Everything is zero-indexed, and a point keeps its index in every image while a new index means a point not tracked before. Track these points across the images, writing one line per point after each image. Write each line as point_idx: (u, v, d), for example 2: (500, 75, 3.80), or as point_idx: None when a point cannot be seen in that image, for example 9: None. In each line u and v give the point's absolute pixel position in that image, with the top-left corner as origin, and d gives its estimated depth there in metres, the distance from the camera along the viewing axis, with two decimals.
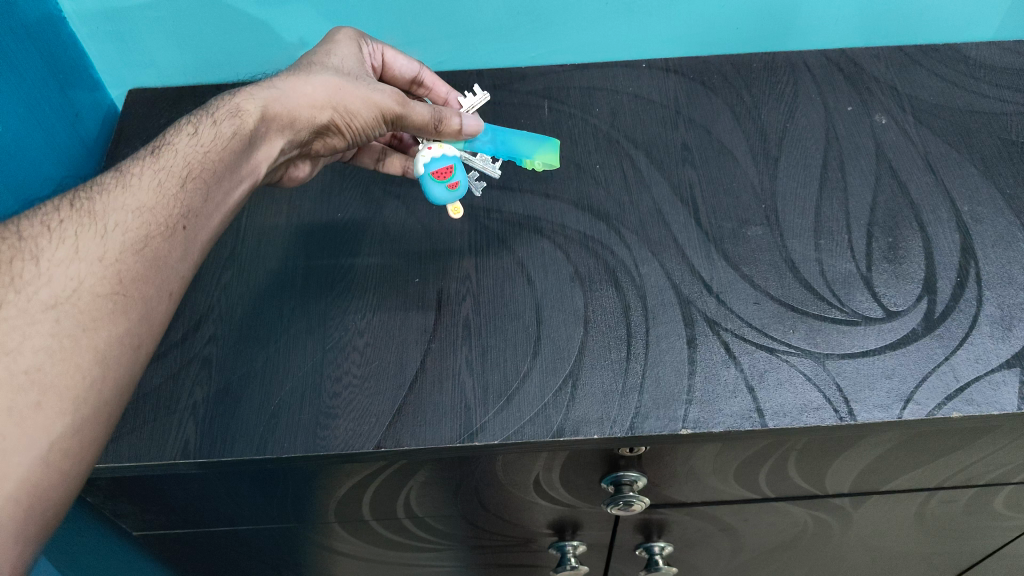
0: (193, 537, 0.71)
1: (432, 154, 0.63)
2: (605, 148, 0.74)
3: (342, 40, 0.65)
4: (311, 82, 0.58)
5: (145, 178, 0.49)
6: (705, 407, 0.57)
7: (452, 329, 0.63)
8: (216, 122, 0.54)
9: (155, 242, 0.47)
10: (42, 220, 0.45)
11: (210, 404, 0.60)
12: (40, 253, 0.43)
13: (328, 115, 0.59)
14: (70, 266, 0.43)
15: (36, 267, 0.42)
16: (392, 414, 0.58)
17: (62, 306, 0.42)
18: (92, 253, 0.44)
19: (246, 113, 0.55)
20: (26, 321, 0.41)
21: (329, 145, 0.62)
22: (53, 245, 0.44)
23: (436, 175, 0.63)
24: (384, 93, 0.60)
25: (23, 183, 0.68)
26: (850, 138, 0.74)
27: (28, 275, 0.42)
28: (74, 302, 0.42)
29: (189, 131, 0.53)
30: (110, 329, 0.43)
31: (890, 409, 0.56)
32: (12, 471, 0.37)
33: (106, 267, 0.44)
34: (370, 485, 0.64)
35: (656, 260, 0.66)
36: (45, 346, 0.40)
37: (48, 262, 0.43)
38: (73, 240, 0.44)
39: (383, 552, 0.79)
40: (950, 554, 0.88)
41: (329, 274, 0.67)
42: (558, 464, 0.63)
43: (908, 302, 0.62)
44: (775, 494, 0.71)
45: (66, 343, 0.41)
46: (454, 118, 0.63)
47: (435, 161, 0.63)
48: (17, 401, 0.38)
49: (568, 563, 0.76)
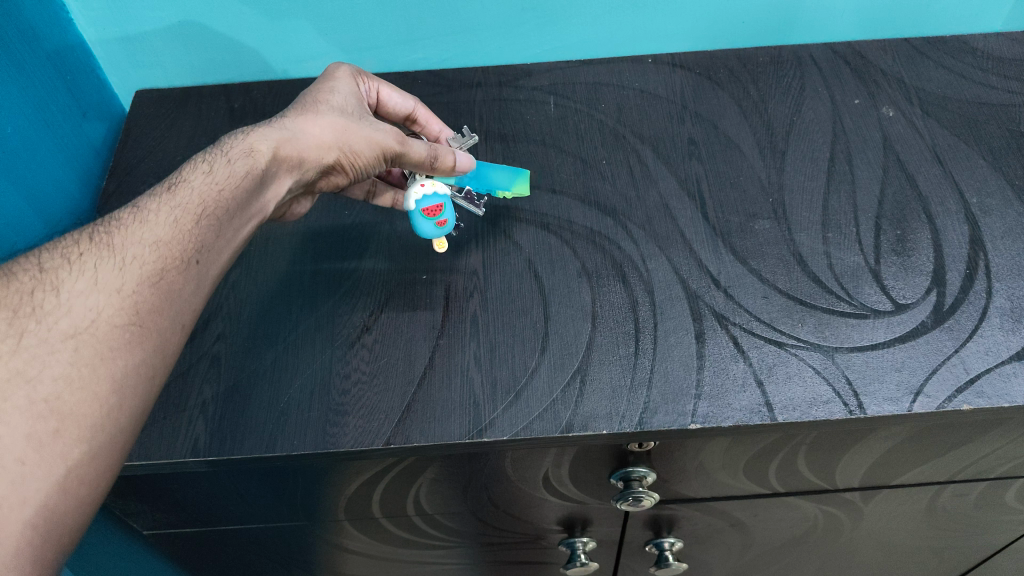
0: (204, 536, 0.72)
1: (423, 190, 0.63)
2: (611, 144, 0.74)
3: (341, 76, 0.65)
4: (318, 123, 0.59)
5: (162, 214, 0.49)
6: (714, 401, 0.57)
7: (460, 326, 0.63)
8: (229, 161, 0.54)
9: (170, 276, 0.47)
10: (62, 253, 0.46)
11: (219, 403, 0.60)
12: (60, 284, 0.43)
13: (335, 155, 0.59)
14: (89, 297, 0.43)
15: (56, 297, 0.43)
16: (401, 411, 0.58)
17: (82, 336, 0.42)
18: (111, 285, 0.44)
19: (259, 153, 0.55)
20: (46, 350, 0.41)
21: (331, 184, 0.62)
22: (73, 277, 0.44)
23: (426, 212, 0.63)
24: (386, 133, 0.61)
25: (36, 189, 0.69)
26: (857, 130, 0.73)
27: (49, 305, 0.42)
28: (92, 331, 0.42)
29: (204, 169, 0.53)
30: (127, 358, 0.43)
31: (899, 402, 0.56)
32: (32, 496, 0.37)
33: (124, 298, 0.44)
34: (379, 482, 0.65)
35: (663, 255, 0.66)
36: (64, 375, 0.40)
37: (69, 293, 0.43)
38: (92, 272, 0.44)
39: (393, 551, 0.79)
40: (961, 548, 0.88)
41: (336, 275, 0.67)
42: (567, 459, 0.63)
43: (917, 294, 0.62)
44: (783, 488, 0.71)
45: (84, 371, 0.41)
46: (449, 156, 0.63)
47: (426, 199, 0.63)
48: (37, 427, 0.39)
49: (579, 560, 0.77)
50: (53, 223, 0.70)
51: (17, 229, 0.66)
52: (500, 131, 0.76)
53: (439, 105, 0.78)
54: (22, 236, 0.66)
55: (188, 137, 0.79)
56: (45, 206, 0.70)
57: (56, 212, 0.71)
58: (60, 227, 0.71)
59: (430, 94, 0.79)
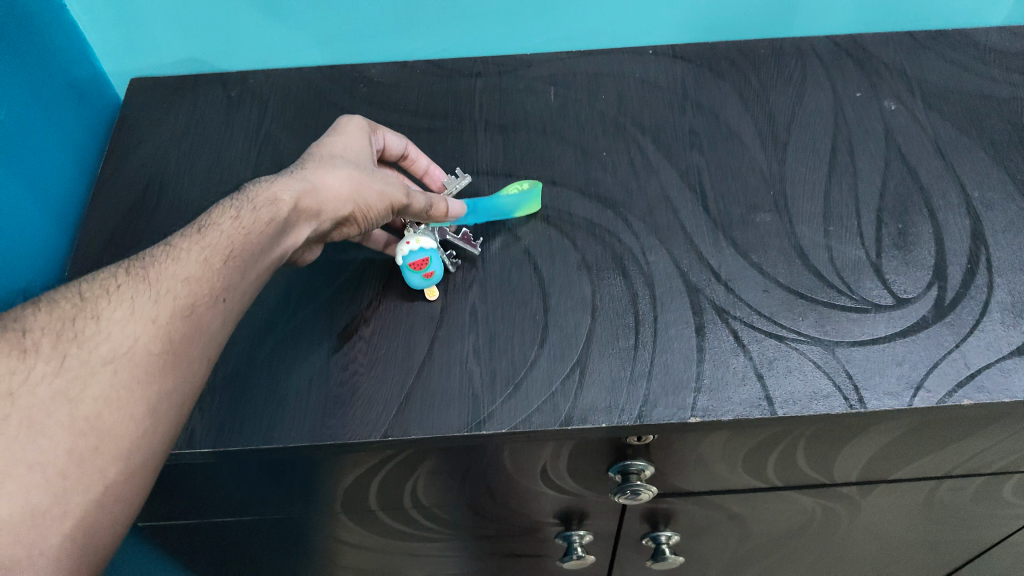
0: (200, 527, 0.71)
1: (409, 246, 0.61)
2: (611, 136, 0.73)
3: (353, 131, 0.64)
4: (336, 175, 0.58)
5: (193, 253, 0.49)
6: (714, 394, 0.57)
7: (459, 318, 0.62)
8: (255, 206, 0.53)
9: (201, 311, 0.46)
10: (100, 284, 0.45)
11: (216, 393, 0.59)
12: (100, 312, 0.43)
13: (349, 209, 0.57)
14: (128, 325, 0.43)
15: (96, 324, 0.42)
16: (399, 403, 0.58)
17: (120, 360, 0.41)
18: (147, 314, 0.44)
19: (282, 201, 0.54)
20: (87, 372, 0.40)
21: (341, 236, 0.60)
22: (109, 306, 0.43)
23: (413, 267, 0.61)
24: (396, 187, 0.60)
25: (30, 177, 0.68)
26: (859, 123, 0.73)
27: (89, 332, 0.42)
28: (130, 358, 0.42)
29: (232, 212, 0.52)
30: (161, 385, 0.42)
31: (900, 396, 0.56)
32: (72, 510, 0.37)
33: (159, 327, 0.43)
34: (377, 474, 0.64)
35: (664, 247, 0.65)
36: (104, 396, 0.40)
37: (108, 321, 0.42)
38: (130, 302, 0.44)
39: (389, 543, 0.79)
40: (956, 542, 0.89)
41: (334, 265, 0.66)
42: (565, 452, 0.62)
43: (918, 289, 0.61)
44: (781, 482, 0.71)
45: (122, 394, 0.40)
46: (442, 203, 0.63)
47: (413, 254, 0.60)
48: (78, 444, 0.38)
49: (575, 552, 0.76)
50: (54, 215, 0.70)
51: (19, 223, 0.65)
52: (500, 122, 0.75)
53: (437, 94, 0.78)
54: (24, 229, 0.66)
55: (184, 127, 0.78)
56: (40, 194, 0.69)
57: (55, 203, 0.70)
58: (61, 219, 0.71)
59: (428, 83, 0.79)
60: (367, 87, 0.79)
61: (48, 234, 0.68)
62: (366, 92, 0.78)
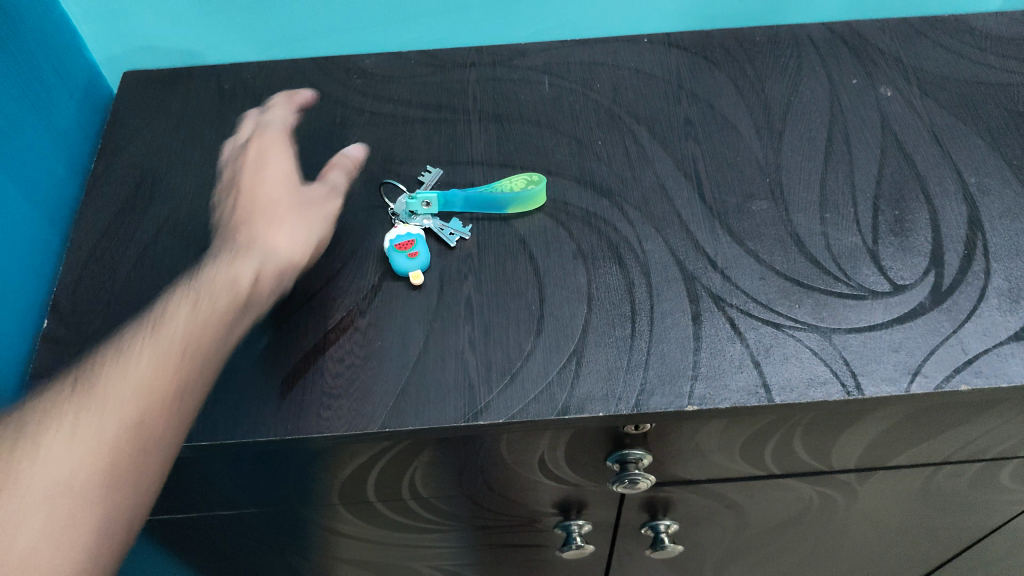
0: (199, 521, 0.71)
1: (396, 231, 0.65)
2: (606, 125, 0.73)
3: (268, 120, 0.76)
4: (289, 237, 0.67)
5: (142, 360, 0.61)
6: (711, 382, 0.57)
7: (455, 309, 0.62)
8: (213, 295, 0.64)
9: (156, 424, 0.58)
10: (51, 399, 0.59)
11: (213, 386, 0.59)
12: (43, 437, 0.58)
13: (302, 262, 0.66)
14: (61, 457, 0.57)
15: (35, 453, 0.57)
16: (396, 394, 0.57)
17: (61, 493, 0.57)
18: (82, 437, 0.58)
19: (240, 279, 0.64)
20: (32, 499, 0.56)
21: None
22: (55, 433, 0.58)
23: (397, 248, 0.64)
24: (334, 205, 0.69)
25: (21, 172, 0.67)
26: (855, 110, 0.73)
27: (25, 467, 0.56)
28: (68, 490, 0.57)
29: (191, 301, 0.64)
30: (116, 495, 0.58)
31: (897, 382, 0.56)
32: None
33: (93, 443, 0.58)
34: (376, 466, 0.64)
35: (660, 236, 0.65)
36: (46, 528, 0.56)
37: (49, 443, 0.57)
38: (70, 427, 0.58)
39: (389, 534, 0.79)
40: (954, 528, 0.89)
41: (329, 257, 0.66)
42: (563, 441, 0.62)
43: (915, 275, 0.61)
44: (779, 469, 0.71)
45: (72, 519, 0.57)
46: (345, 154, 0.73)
47: (397, 236, 0.64)
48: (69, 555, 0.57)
49: (574, 542, 0.76)
50: (49, 211, 0.69)
51: (10, 219, 0.65)
52: (494, 112, 0.75)
53: (431, 85, 0.77)
54: (15, 226, 0.65)
55: (177, 119, 0.77)
56: (33, 189, 0.68)
57: (48, 198, 0.70)
58: (56, 215, 0.70)
59: (422, 74, 0.78)
60: (360, 79, 0.78)
61: (42, 230, 0.68)
62: (359, 84, 0.78)
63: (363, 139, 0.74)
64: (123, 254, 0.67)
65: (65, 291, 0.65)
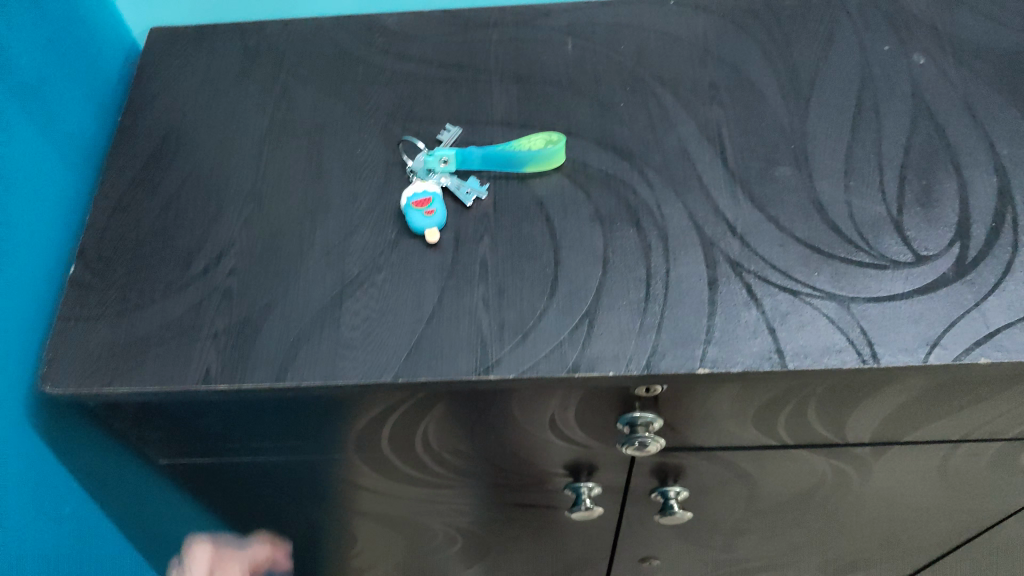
0: (217, 468, 0.73)
1: (414, 188, 0.65)
2: (629, 87, 0.72)
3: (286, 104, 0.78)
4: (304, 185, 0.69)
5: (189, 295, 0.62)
6: (724, 346, 0.56)
7: (470, 266, 0.62)
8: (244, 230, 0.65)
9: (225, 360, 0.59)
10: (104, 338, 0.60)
11: (230, 333, 0.60)
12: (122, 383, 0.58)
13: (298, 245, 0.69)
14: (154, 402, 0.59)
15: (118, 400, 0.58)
16: (409, 348, 0.58)
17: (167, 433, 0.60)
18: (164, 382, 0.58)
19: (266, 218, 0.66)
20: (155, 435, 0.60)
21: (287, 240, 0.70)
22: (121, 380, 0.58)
23: (414, 204, 0.64)
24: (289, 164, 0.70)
25: (52, 121, 0.68)
26: (885, 78, 0.71)
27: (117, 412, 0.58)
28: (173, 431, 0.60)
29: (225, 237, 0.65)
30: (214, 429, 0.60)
31: (914, 353, 0.55)
32: None
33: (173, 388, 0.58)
34: (389, 419, 0.65)
35: (679, 200, 0.64)
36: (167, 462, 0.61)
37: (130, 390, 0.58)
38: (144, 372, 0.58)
39: (403, 488, 0.81)
40: (971, 509, 0.88)
41: (348, 212, 0.66)
42: (574, 402, 0.63)
43: (939, 246, 0.60)
44: (792, 440, 0.71)
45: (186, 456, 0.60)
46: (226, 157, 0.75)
47: (414, 193, 0.64)
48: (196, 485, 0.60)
49: (584, 504, 0.77)
50: (76, 158, 0.70)
51: (42, 164, 0.66)
52: (517, 73, 0.74)
53: (454, 45, 0.77)
54: (47, 171, 0.66)
55: (202, 72, 0.78)
56: (62, 140, 0.69)
57: (76, 146, 0.71)
58: (82, 162, 0.71)
59: (446, 33, 0.78)
60: (384, 37, 0.78)
61: (69, 177, 0.69)
62: (383, 42, 0.78)
63: (385, 97, 0.74)
64: (147, 204, 0.68)
65: (89, 237, 0.66)
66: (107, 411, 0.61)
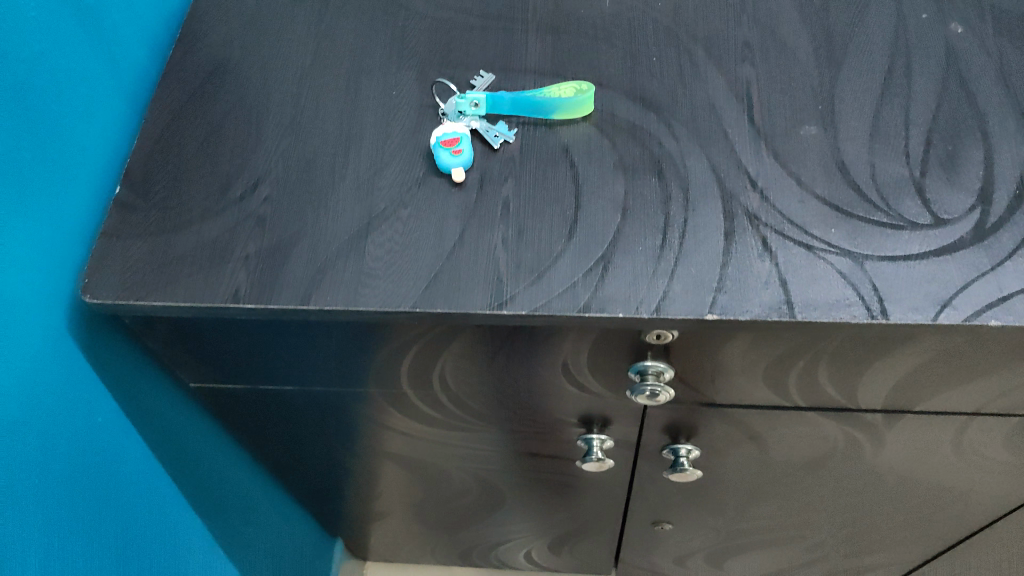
0: (245, 393, 0.77)
1: (443, 128, 0.67)
2: (663, 42, 0.73)
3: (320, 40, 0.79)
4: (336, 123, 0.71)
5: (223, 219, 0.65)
6: (735, 295, 0.57)
7: (492, 207, 0.64)
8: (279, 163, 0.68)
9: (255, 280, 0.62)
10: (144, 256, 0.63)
11: (261, 257, 0.62)
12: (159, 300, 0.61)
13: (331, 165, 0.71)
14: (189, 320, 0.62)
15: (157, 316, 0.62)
16: (428, 280, 0.60)
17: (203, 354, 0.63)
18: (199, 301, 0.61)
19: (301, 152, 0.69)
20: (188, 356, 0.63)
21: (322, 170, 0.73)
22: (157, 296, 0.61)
23: (443, 144, 0.66)
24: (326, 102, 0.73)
25: (114, 51, 0.71)
26: (921, 44, 0.71)
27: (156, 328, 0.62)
28: None
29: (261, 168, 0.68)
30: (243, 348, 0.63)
31: (924, 311, 0.55)
32: None
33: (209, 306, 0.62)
34: (408, 354, 0.68)
35: (703, 153, 0.65)
36: None
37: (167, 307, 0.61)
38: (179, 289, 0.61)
39: (420, 428, 0.84)
40: (985, 490, 0.88)
41: (379, 149, 0.68)
42: (586, 346, 0.64)
43: (959, 211, 0.60)
44: (802, 401, 0.72)
45: None
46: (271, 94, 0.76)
47: (443, 133, 0.66)
48: None
49: (595, 455, 0.79)
50: (130, 87, 0.73)
51: (102, 91, 0.69)
52: (553, 24, 0.75)
53: None
54: (102, 97, 0.69)
55: (250, 12, 0.80)
56: (121, 69, 0.72)
57: (131, 75, 0.73)
58: (136, 91, 0.74)
59: None
60: None
61: (123, 105, 0.72)
62: None
63: (423, 42, 0.76)
64: (191, 133, 0.71)
65: (136, 161, 0.69)
66: (142, 326, 0.66)
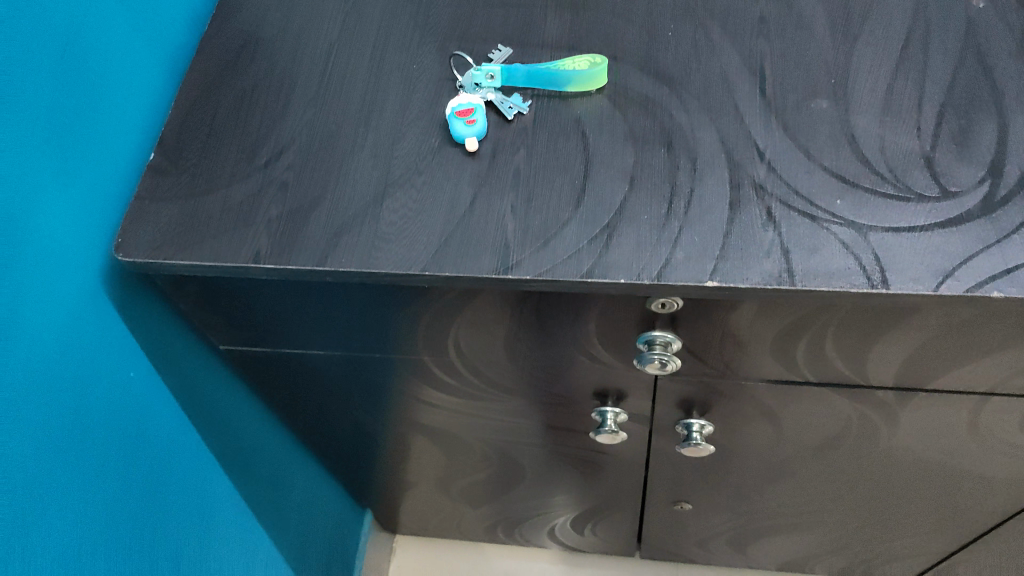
0: (271, 357, 0.81)
1: (459, 99, 0.68)
2: (679, 18, 0.74)
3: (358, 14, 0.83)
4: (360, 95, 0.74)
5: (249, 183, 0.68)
6: (736, 263, 0.58)
7: (504, 176, 0.66)
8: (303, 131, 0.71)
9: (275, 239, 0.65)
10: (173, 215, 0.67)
11: (282, 221, 0.65)
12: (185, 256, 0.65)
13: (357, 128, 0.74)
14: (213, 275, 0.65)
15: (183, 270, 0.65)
16: (439, 244, 0.62)
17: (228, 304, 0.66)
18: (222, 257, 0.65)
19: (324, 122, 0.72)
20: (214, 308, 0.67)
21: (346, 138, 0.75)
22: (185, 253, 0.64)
23: (458, 115, 0.67)
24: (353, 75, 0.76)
25: (151, 23, 0.74)
26: (939, 18, 0.70)
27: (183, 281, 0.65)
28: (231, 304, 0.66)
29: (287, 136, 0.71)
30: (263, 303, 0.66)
31: (926, 281, 0.56)
32: None
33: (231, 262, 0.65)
34: (422, 319, 0.70)
35: (713, 125, 0.66)
36: None
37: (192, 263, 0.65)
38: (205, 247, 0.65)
39: (440, 397, 0.86)
40: (1006, 475, 0.87)
41: (398, 120, 0.71)
42: (592, 313, 0.66)
43: (968, 184, 0.60)
44: (812, 376, 0.72)
45: None
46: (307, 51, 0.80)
47: (459, 103, 0.68)
48: None
49: (607, 428, 0.81)
50: (166, 60, 0.77)
51: (139, 62, 0.73)
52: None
53: None
54: (140, 69, 0.73)
55: None
56: (158, 41, 0.76)
57: (167, 49, 0.77)
58: (172, 64, 0.77)
59: None
60: None
61: (159, 76, 0.75)
62: None
63: (445, 18, 0.78)
64: (222, 103, 0.74)
65: (170, 130, 0.73)
66: (172, 286, 0.69)
